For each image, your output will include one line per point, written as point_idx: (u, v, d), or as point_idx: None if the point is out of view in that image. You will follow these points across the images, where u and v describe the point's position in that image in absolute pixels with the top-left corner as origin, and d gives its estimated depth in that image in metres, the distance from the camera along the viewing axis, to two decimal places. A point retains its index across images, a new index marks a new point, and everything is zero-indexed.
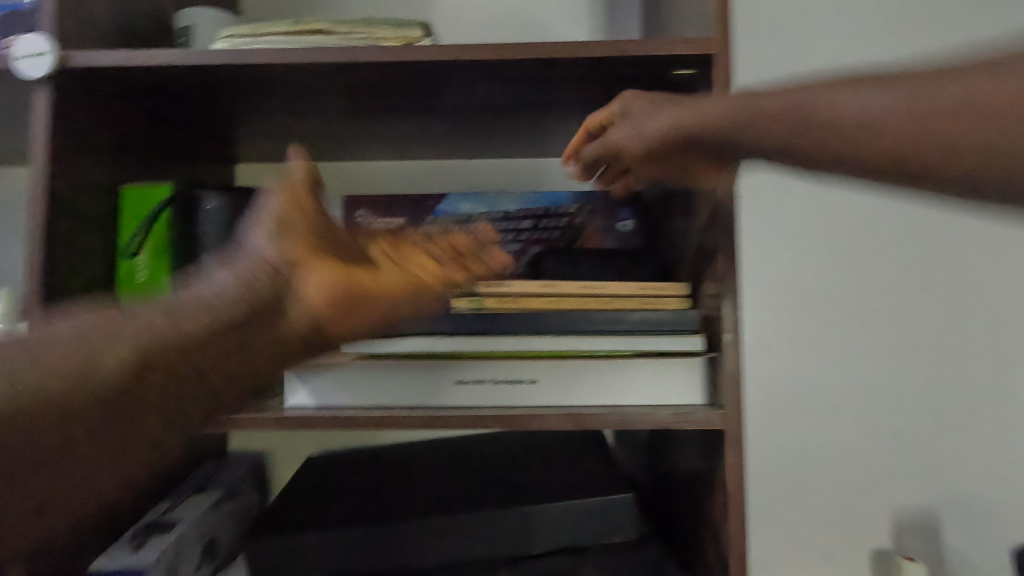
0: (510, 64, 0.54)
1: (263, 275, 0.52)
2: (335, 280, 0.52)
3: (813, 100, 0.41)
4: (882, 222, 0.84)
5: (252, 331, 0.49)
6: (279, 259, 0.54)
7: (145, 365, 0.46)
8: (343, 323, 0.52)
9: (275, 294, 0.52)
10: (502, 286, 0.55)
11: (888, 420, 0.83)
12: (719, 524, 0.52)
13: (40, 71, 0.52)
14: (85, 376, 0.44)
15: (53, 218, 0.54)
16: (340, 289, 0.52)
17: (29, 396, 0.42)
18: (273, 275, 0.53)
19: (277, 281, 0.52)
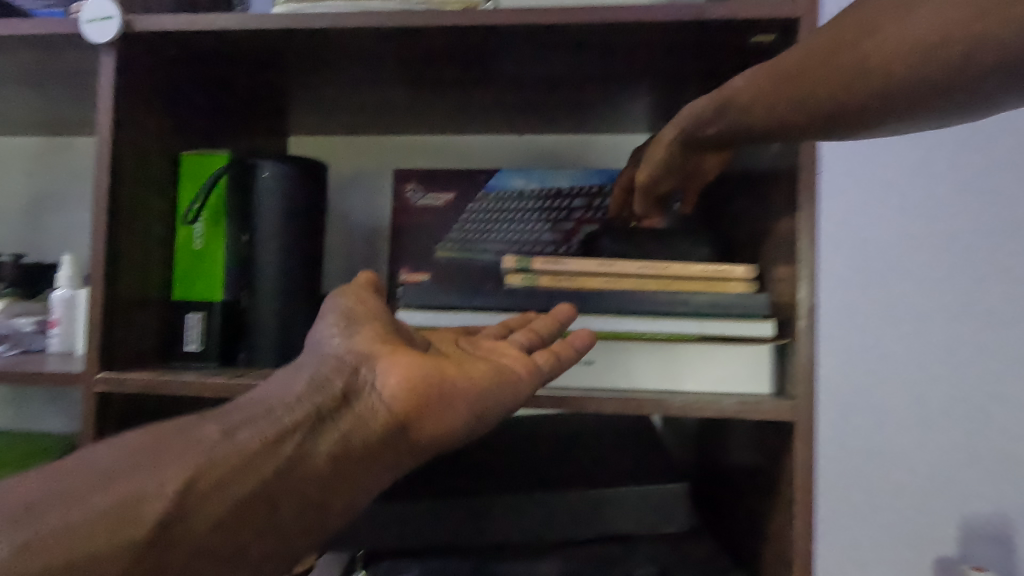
0: (573, 30, 0.52)
1: (339, 373, 0.40)
2: (417, 369, 0.40)
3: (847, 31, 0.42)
4: (963, 210, 0.78)
5: (312, 439, 0.37)
6: (357, 350, 0.41)
7: (198, 495, 0.33)
8: (421, 426, 0.39)
9: (348, 400, 0.39)
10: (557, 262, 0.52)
11: (960, 422, 0.77)
12: (782, 521, 0.50)
13: (104, 37, 0.53)
14: (133, 512, 0.32)
15: (117, 183, 0.55)
16: (426, 382, 0.39)
17: (58, 545, 0.30)
18: (349, 377, 0.40)
19: (355, 378, 0.39)
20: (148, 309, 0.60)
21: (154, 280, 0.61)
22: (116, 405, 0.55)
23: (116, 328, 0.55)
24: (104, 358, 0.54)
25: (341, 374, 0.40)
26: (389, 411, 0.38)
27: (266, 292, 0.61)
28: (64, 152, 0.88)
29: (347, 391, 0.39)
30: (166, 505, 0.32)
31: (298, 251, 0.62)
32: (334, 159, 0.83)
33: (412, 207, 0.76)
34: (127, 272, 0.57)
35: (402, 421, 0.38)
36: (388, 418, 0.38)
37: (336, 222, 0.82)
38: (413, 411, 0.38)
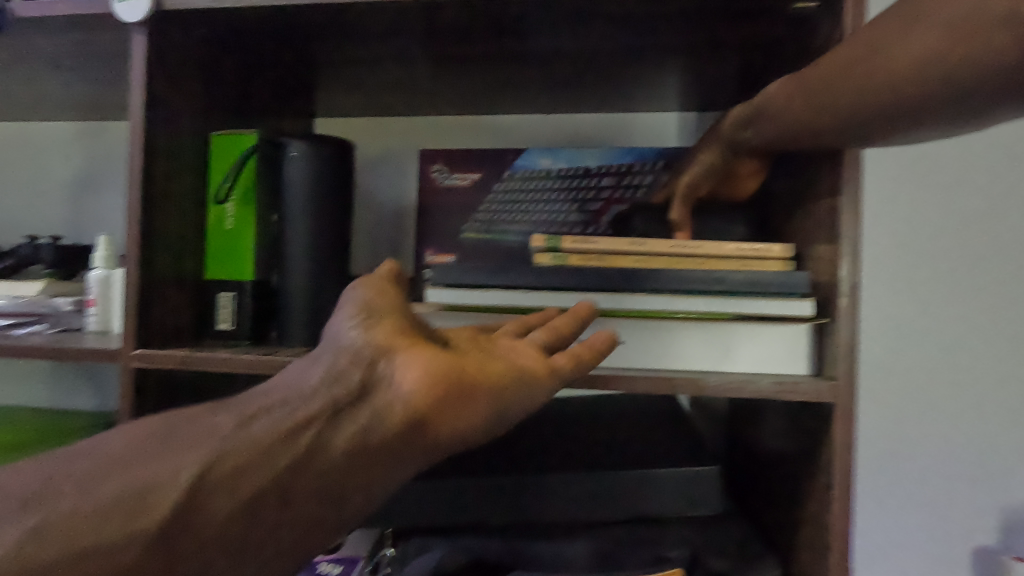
0: (606, 1, 0.50)
1: (357, 366, 0.39)
2: (436, 366, 0.39)
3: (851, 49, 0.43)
4: (1011, 189, 0.74)
5: (328, 431, 0.37)
6: (374, 342, 0.40)
7: (215, 481, 0.35)
8: (437, 423, 0.38)
9: (365, 394, 0.38)
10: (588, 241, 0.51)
11: (1004, 408, 0.75)
12: (818, 505, 0.48)
13: (136, 15, 0.53)
14: (148, 500, 0.34)
15: (150, 163, 0.55)
16: (444, 379, 0.39)
17: (82, 526, 0.33)
18: (367, 371, 0.39)
19: (373, 374, 0.39)
20: (181, 287, 0.61)
21: (187, 259, 0.61)
22: (153, 381, 0.57)
23: (152, 306, 0.56)
24: (140, 335, 0.55)
25: (359, 366, 0.39)
26: (406, 407, 0.38)
27: (294, 272, 0.61)
28: (98, 137, 0.89)
29: (365, 385, 0.39)
30: (180, 494, 0.35)
31: (326, 231, 0.62)
32: (360, 140, 0.83)
33: (438, 187, 0.76)
34: (161, 251, 0.57)
35: (420, 417, 0.38)
36: (404, 415, 0.38)
37: (363, 203, 0.82)
38: (430, 407, 0.38)
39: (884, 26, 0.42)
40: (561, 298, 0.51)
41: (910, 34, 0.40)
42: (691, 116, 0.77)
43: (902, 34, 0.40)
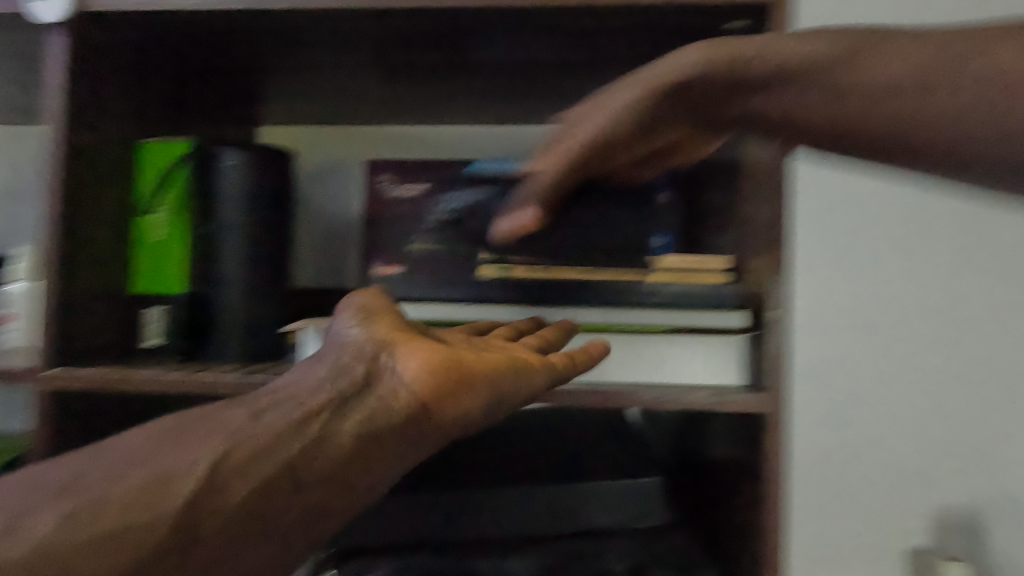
0: (546, 14, 0.50)
1: (359, 359, 0.40)
2: (436, 355, 0.40)
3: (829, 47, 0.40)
4: (935, 203, 0.78)
5: (337, 419, 0.38)
6: (377, 337, 0.41)
7: (228, 471, 0.36)
8: (442, 408, 0.39)
9: (369, 383, 0.39)
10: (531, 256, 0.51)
11: (934, 413, 0.78)
12: (755, 514, 0.49)
13: (56, 15, 0.50)
14: (167, 486, 0.35)
15: (71, 171, 0.53)
16: (444, 367, 0.40)
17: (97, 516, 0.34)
18: (369, 363, 0.40)
19: (376, 364, 0.40)
20: (106, 301, 0.58)
21: (112, 272, 0.58)
22: (71, 402, 0.53)
23: (71, 322, 0.53)
24: (56, 352, 0.51)
25: (361, 358, 0.40)
26: (411, 394, 0.39)
27: (228, 286, 0.59)
28: (24, 143, 0.84)
29: (369, 377, 0.40)
30: (196, 482, 0.35)
31: (263, 242, 0.60)
32: (305, 149, 0.81)
33: (385, 198, 0.74)
34: (83, 262, 0.54)
35: (425, 403, 0.39)
36: (410, 401, 0.39)
37: (308, 214, 0.80)
38: (433, 394, 0.39)
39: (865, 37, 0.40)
40: (498, 311, 0.52)
41: (900, 58, 0.38)
42: None
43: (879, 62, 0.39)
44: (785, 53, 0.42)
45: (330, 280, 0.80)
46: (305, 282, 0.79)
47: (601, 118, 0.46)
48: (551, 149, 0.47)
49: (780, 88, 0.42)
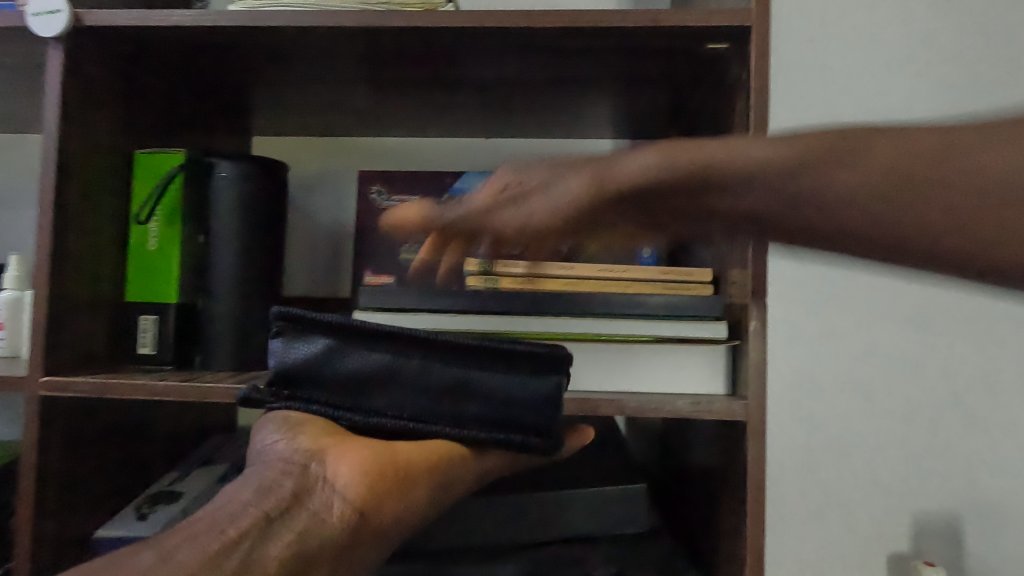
0: (532, 34, 0.52)
1: (290, 475, 0.43)
2: (369, 462, 0.44)
3: (906, 143, 0.32)
4: None
5: (262, 544, 0.39)
6: (306, 447, 0.44)
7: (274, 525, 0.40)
8: (379, 515, 0.43)
9: (305, 496, 0.42)
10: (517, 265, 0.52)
11: (911, 420, 0.80)
12: (735, 519, 0.50)
13: (52, 30, 0.51)
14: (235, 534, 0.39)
15: (65, 182, 0.53)
16: (381, 474, 0.44)
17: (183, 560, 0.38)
18: (300, 476, 0.43)
19: (309, 478, 0.43)
20: (97, 311, 0.58)
21: (105, 281, 0.59)
22: (61, 410, 0.54)
23: (63, 330, 0.53)
24: (48, 362, 0.52)
25: (291, 474, 0.43)
26: (348, 504, 0.43)
27: (223, 295, 0.60)
28: (15, 151, 0.85)
29: (300, 491, 0.42)
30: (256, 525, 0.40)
31: (258, 252, 0.61)
32: (297, 160, 0.82)
33: (376, 209, 0.76)
34: (76, 271, 0.55)
35: (360, 512, 0.43)
36: (346, 511, 0.42)
37: (299, 224, 0.81)
38: (369, 502, 0.43)
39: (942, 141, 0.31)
40: (489, 321, 0.52)
41: (975, 194, 0.30)
42: (624, 143, 0.80)
43: (949, 188, 0.30)
44: (808, 152, 0.33)
45: (321, 289, 0.81)
46: (295, 292, 0.80)
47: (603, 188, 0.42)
48: (539, 194, 0.45)
49: (788, 196, 0.34)
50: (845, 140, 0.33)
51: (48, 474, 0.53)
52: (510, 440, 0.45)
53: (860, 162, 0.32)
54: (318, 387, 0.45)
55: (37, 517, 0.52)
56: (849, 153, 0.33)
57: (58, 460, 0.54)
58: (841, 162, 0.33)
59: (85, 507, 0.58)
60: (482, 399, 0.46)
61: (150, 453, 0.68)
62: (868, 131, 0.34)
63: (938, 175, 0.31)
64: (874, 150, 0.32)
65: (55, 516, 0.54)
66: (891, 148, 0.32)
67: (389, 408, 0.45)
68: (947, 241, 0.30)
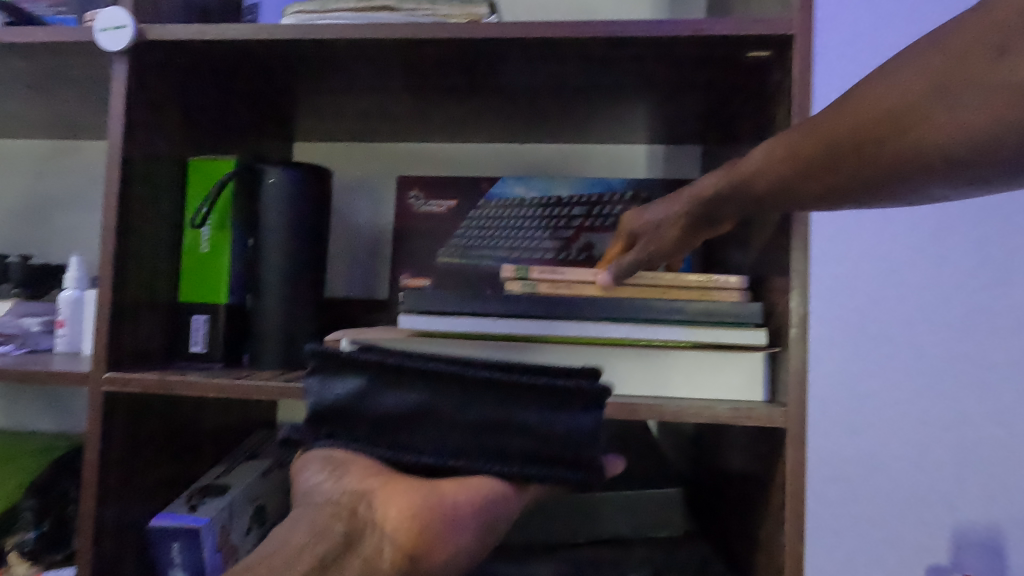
0: (574, 44, 0.53)
1: (340, 519, 0.45)
2: (410, 507, 0.44)
3: (901, 82, 0.34)
4: (956, 219, 0.79)
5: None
6: (350, 490, 0.45)
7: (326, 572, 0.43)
8: (426, 554, 0.44)
9: (352, 542, 0.44)
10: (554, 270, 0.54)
11: (951, 430, 0.79)
12: (774, 526, 0.51)
13: (119, 44, 0.54)
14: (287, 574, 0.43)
15: (127, 188, 0.56)
16: (423, 517, 0.44)
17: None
18: (349, 520, 0.45)
19: (355, 523, 0.45)
20: (154, 310, 0.61)
21: (161, 282, 0.62)
22: (121, 404, 0.57)
23: (123, 329, 0.56)
24: (110, 358, 0.55)
25: (340, 518, 0.45)
26: (394, 548, 0.44)
27: (270, 297, 0.62)
28: (73, 156, 0.89)
29: (351, 535, 0.45)
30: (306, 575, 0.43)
31: (303, 255, 0.63)
32: (338, 165, 0.85)
33: (414, 213, 0.77)
34: (136, 273, 0.58)
35: (406, 554, 0.44)
36: (394, 557, 0.44)
37: (339, 227, 0.84)
38: (413, 544, 0.44)
39: (945, 65, 0.32)
40: (529, 324, 0.52)
41: (984, 78, 0.30)
42: (659, 148, 0.81)
43: (946, 98, 0.31)
44: (822, 132, 0.38)
45: (360, 291, 0.83)
46: (336, 293, 0.82)
47: (700, 190, 0.52)
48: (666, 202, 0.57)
49: (818, 172, 0.39)
50: (848, 104, 0.37)
51: (109, 465, 0.56)
52: (553, 475, 0.45)
53: (855, 120, 0.36)
54: (354, 425, 0.46)
55: (100, 505, 0.55)
56: (843, 122, 0.37)
57: (118, 452, 0.57)
58: (840, 133, 0.37)
59: (140, 497, 0.61)
60: (522, 433, 0.44)
61: (199, 447, 0.71)
62: (859, 91, 0.37)
63: (933, 100, 0.32)
64: (866, 109, 0.35)
65: (115, 505, 0.57)
66: (888, 91, 0.34)
67: (422, 447, 0.46)
68: (964, 149, 0.31)
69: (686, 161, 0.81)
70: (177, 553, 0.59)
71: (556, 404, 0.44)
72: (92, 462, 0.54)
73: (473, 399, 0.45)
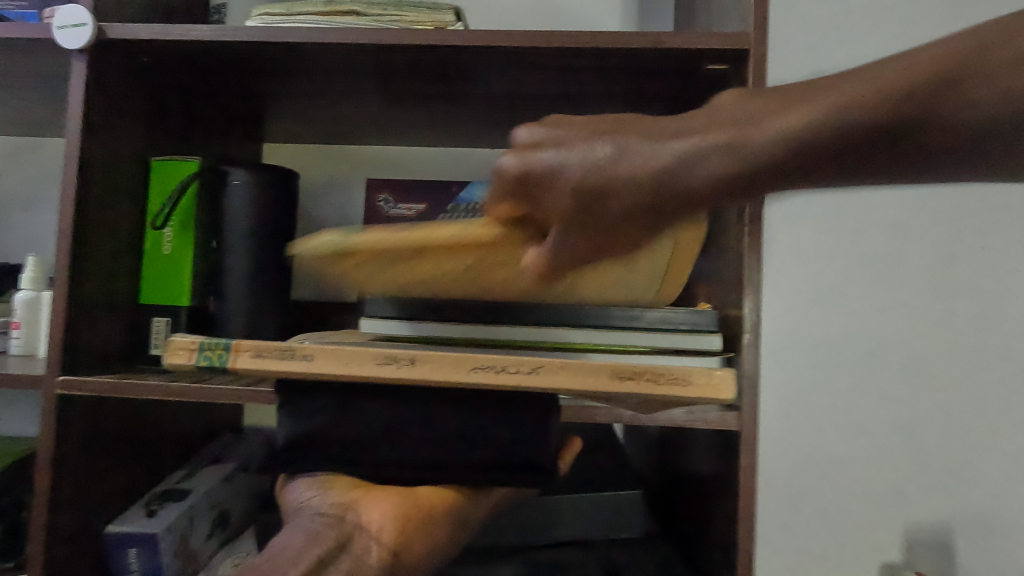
0: (537, 53, 0.54)
1: (330, 528, 0.46)
2: (397, 509, 0.48)
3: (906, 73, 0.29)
4: (911, 230, 0.82)
5: None
6: (337, 502, 0.48)
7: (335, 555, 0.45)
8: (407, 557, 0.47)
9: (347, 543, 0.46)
10: (285, 357, 0.41)
11: (903, 432, 0.81)
12: (729, 526, 0.52)
13: (77, 42, 0.53)
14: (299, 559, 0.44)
15: (85, 187, 0.55)
16: (409, 518, 0.48)
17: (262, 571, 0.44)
18: (338, 527, 0.46)
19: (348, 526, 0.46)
20: (113, 313, 0.60)
21: (121, 285, 0.61)
22: (76, 408, 0.55)
23: (80, 333, 0.55)
24: (65, 362, 0.54)
25: (331, 524, 0.46)
26: (383, 548, 0.46)
27: (235, 301, 0.63)
28: (34, 153, 0.87)
29: (342, 540, 0.46)
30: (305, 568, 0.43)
31: (267, 258, 0.65)
32: (307, 167, 0.84)
33: (383, 217, 0.78)
34: (94, 276, 0.57)
35: (395, 552, 0.46)
36: (384, 555, 0.46)
37: (308, 230, 0.83)
38: (401, 542, 0.47)
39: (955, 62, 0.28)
40: (491, 330, 0.53)
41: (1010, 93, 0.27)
42: None
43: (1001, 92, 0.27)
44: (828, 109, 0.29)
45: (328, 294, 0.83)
46: (304, 295, 0.82)
47: (720, 168, 0.30)
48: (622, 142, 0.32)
49: (847, 169, 0.30)
50: (870, 76, 0.29)
51: (62, 473, 0.55)
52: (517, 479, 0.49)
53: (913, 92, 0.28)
54: (325, 450, 0.50)
55: (52, 513, 0.54)
56: (853, 112, 0.29)
57: (73, 458, 0.56)
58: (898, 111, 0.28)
59: (95, 503, 0.60)
60: (479, 444, 0.49)
61: (158, 452, 0.70)
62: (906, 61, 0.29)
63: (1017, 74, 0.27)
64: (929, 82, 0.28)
65: (68, 511, 0.56)
66: (954, 65, 0.28)
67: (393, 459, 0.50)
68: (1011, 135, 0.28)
69: None
70: (135, 559, 0.58)
71: (517, 414, 0.49)
72: (44, 468, 0.53)
73: (442, 410, 0.49)
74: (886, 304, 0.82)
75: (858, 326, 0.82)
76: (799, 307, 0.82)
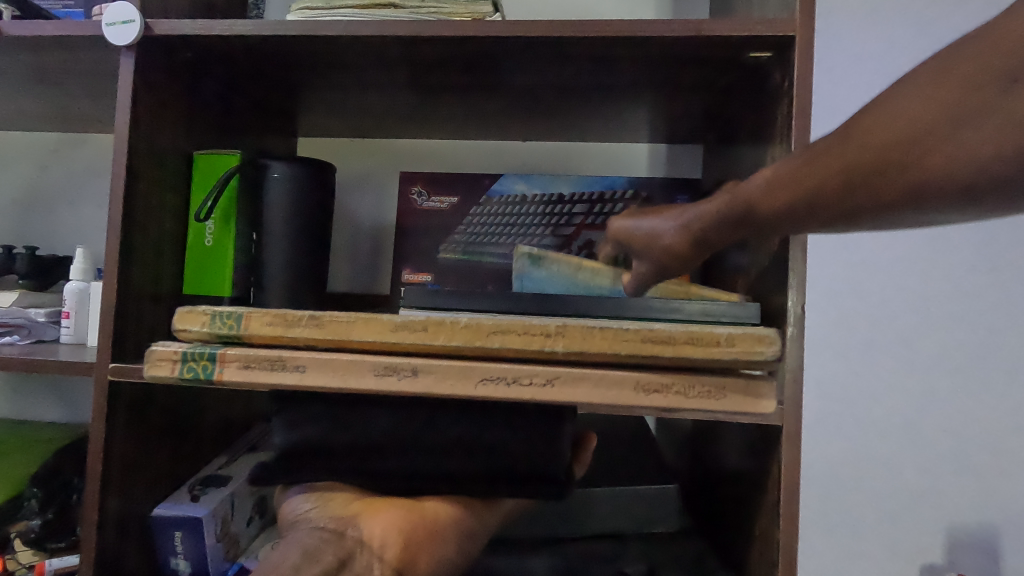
0: (574, 43, 0.53)
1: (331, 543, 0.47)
2: (398, 523, 0.49)
3: (875, 124, 0.33)
4: (958, 224, 0.79)
5: None
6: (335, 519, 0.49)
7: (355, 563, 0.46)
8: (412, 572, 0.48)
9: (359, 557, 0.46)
10: (273, 369, 0.48)
11: (947, 430, 0.79)
12: (769, 522, 0.51)
13: (126, 38, 0.55)
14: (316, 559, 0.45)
15: (132, 180, 0.57)
16: (411, 531, 0.49)
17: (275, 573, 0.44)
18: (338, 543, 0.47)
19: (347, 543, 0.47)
20: (159, 302, 0.62)
21: (165, 276, 0.63)
22: (125, 394, 0.57)
23: (128, 321, 0.57)
24: (115, 349, 0.55)
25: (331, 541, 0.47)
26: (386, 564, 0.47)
27: (275, 290, 0.64)
28: (80, 148, 0.90)
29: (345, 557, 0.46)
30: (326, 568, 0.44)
31: (306, 251, 0.66)
32: (342, 159, 0.85)
33: (416, 209, 0.78)
34: (141, 267, 0.59)
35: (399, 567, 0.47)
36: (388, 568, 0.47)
37: (341, 222, 0.84)
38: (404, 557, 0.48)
39: (963, 94, 0.30)
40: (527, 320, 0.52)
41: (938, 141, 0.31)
42: (660, 147, 0.81)
43: (943, 135, 0.30)
44: (834, 155, 0.35)
45: (360, 285, 0.84)
46: (338, 288, 0.83)
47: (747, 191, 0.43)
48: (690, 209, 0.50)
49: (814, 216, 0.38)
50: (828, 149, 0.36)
51: (113, 456, 0.57)
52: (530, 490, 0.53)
53: (862, 146, 0.34)
54: (337, 457, 0.53)
55: (103, 495, 0.56)
56: (834, 163, 0.35)
57: (122, 442, 0.58)
58: (851, 159, 0.34)
59: (142, 486, 0.62)
60: (492, 455, 0.53)
61: (200, 439, 0.72)
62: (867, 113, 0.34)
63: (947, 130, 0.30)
64: (879, 135, 0.33)
65: (118, 493, 0.58)
66: (898, 112, 0.32)
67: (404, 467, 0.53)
68: (965, 177, 0.30)
69: (687, 160, 0.81)
70: (180, 542, 0.60)
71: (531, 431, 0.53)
72: (95, 451, 0.55)
73: (449, 419, 0.52)
74: (929, 300, 0.79)
75: (901, 321, 0.80)
76: (839, 302, 0.80)
